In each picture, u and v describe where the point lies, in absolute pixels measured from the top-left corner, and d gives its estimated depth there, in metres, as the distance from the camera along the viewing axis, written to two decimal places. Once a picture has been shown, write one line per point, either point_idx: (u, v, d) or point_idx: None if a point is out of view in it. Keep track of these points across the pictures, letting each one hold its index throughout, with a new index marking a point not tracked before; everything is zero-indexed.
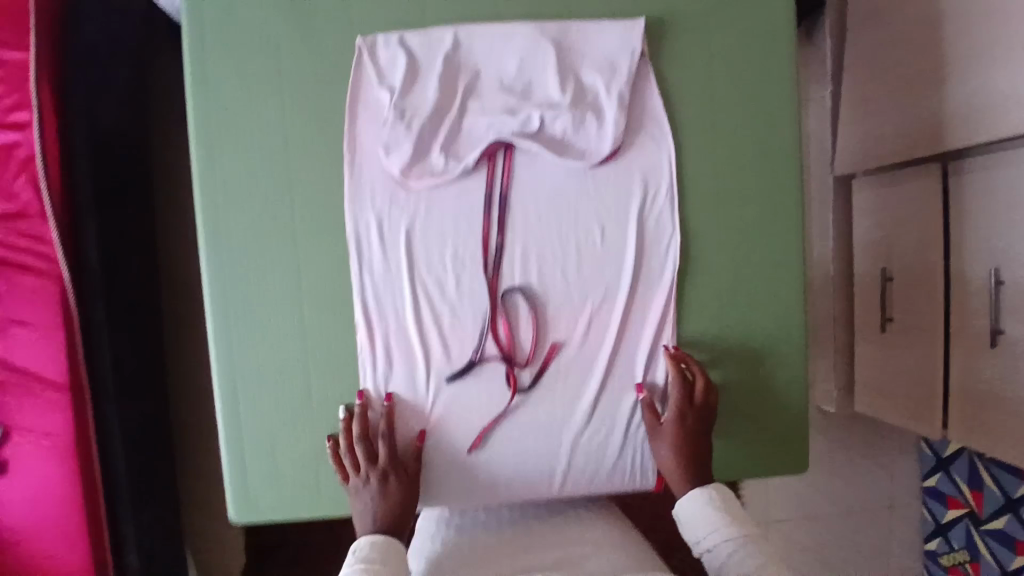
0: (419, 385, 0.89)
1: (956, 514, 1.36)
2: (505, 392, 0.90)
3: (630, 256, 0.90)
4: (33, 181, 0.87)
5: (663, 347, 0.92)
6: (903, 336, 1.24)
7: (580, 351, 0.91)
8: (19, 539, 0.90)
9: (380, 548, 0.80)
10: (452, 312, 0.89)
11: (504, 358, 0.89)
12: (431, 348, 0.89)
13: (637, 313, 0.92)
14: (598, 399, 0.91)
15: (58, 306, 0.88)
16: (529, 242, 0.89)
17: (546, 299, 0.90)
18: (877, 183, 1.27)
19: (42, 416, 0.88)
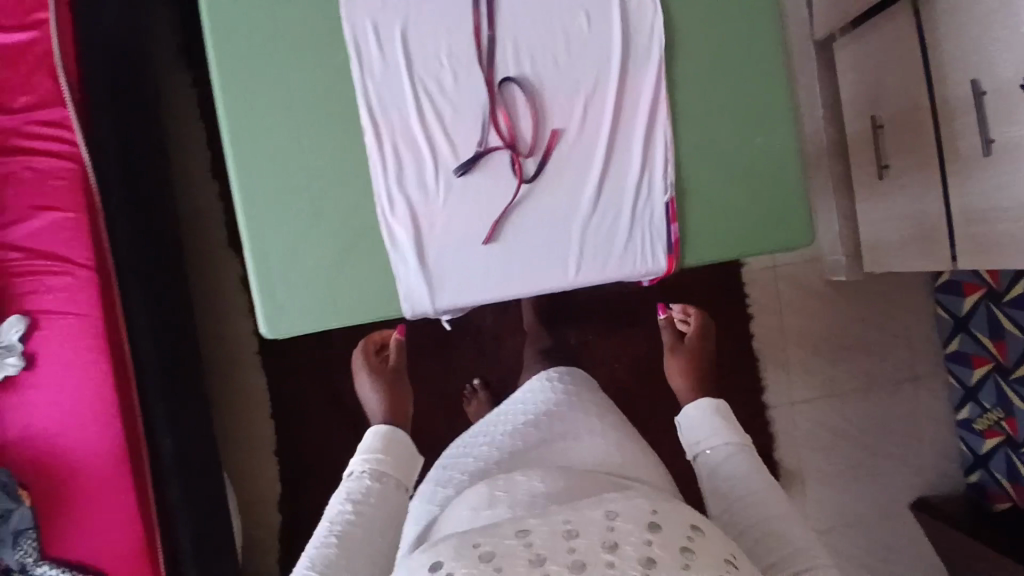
0: (428, 184, 0.80)
1: (984, 371, 1.36)
2: (510, 182, 0.81)
3: (616, 37, 0.82)
4: (51, 73, 0.99)
5: (662, 137, 0.83)
6: (904, 178, 1.22)
7: (581, 136, 0.82)
8: (60, 407, 0.99)
9: (387, 443, 0.77)
10: (454, 108, 0.81)
11: (507, 147, 0.81)
12: (437, 143, 0.81)
13: (635, 97, 0.83)
14: (603, 184, 0.82)
15: (81, 189, 0.99)
16: (519, 23, 0.82)
17: (544, 85, 0.82)
18: (855, 38, 1.28)
19: (73, 291, 0.98)
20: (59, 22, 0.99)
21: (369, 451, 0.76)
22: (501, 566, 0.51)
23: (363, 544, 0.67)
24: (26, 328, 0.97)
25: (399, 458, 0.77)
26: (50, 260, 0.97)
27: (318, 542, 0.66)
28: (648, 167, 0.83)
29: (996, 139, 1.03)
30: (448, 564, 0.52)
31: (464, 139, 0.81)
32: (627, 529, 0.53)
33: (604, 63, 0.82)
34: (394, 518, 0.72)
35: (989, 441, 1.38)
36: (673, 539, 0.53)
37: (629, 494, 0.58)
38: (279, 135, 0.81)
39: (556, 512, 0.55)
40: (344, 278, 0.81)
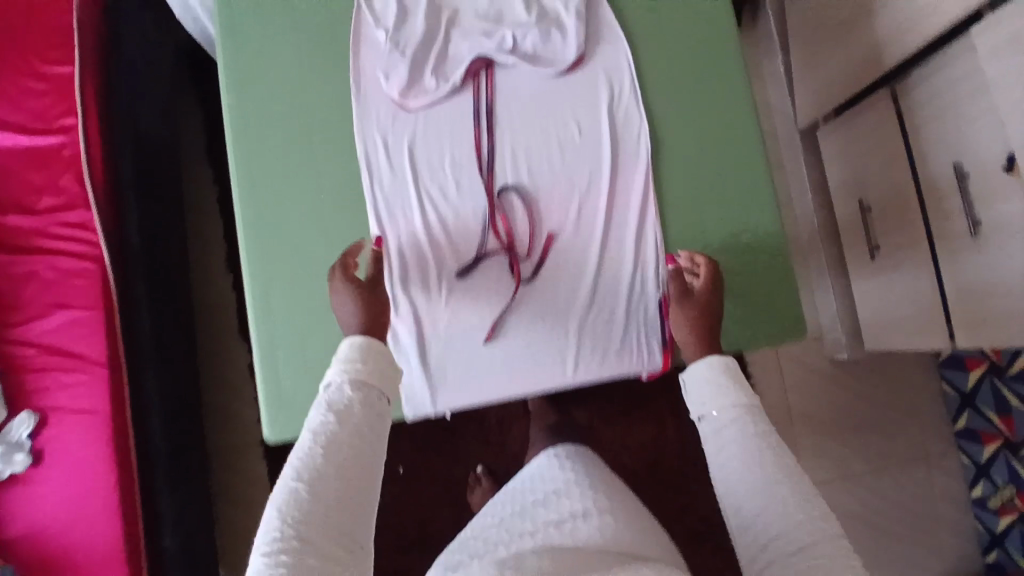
0: (430, 286, 0.82)
1: (994, 449, 1.37)
2: (509, 283, 0.84)
3: (607, 145, 0.87)
4: (79, 176, 1.04)
5: (652, 237, 0.86)
6: (894, 259, 1.24)
7: (576, 237, 0.85)
8: (64, 505, 0.98)
9: (365, 351, 0.65)
10: (454, 212, 0.85)
11: (506, 250, 0.84)
12: (439, 247, 0.84)
13: (626, 200, 0.87)
14: (598, 281, 0.85)
15: (100, 287, 1.01)
16: (516, 133, 0.87)
17: (540, 192, 0.86)
18: (838, 127, 1.33)
19: (86, 389, 1.00)
20: (88, 128, 1.05)
21: (345, 359, 0.64)
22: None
23: (338, 491, 0.58)
24: (35, 425, 0.99)
25: (377, 371, 0.64)
26: (67, 357, 1.00)
27: (297, 450, 0.59)
28: (642, 264, 0.85)
29: (982, 221, 1.05)
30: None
31: (466, 244, 0.84)
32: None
33: (597, 168, 0.87)
34: (375, 433, 0.61)
35: (1004, 519, 1.36)
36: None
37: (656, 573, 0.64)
38: (289, 240, 0.85)
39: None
40: None
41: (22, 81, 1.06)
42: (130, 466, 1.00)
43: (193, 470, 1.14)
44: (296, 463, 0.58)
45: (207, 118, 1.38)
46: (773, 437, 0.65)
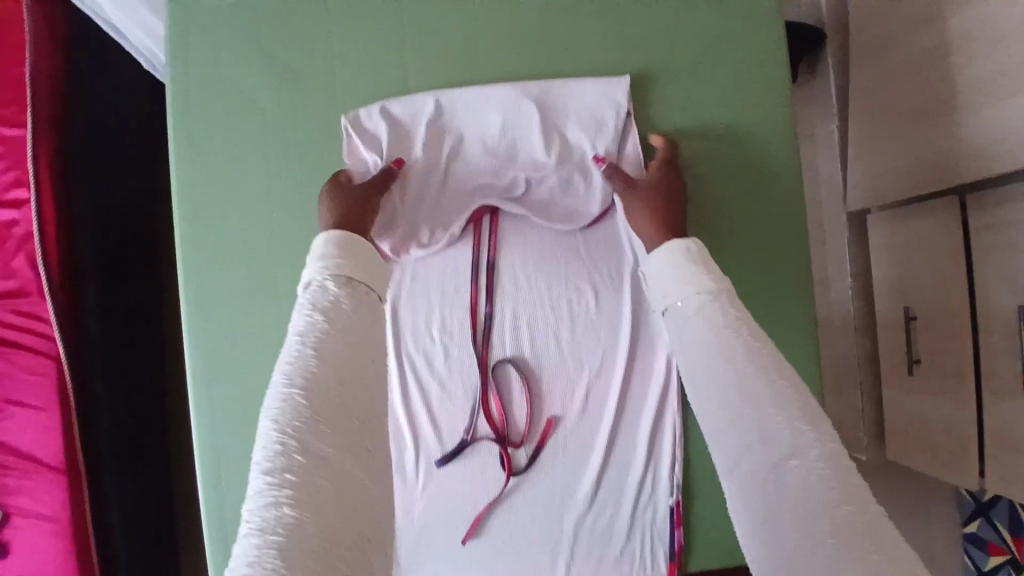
0: (407, 472, 0.78)
1: (999, 562, 1.28)
2: (499, 474, 0.78)
3: (625, 322, 0.77)
4: (31, 258, 0.93)
5: (668, 431, 0.78)
6: (933, 378, 1.11)
7: (578, 428, 0.78)
8: None
9: (343, 246, 0.64)
10: (441, 389, 0.77)
11: (496, 440, 0.77)
12: (420, 427, 0.78)
13: (642, 386, 0.78)
14: (600, 479, 0.78)
15: (56, 386, 0.93)
16: (524, 306, 0.77)
17: (542, 374, 0.77)
18: (892, 219, 1.18)
19: (40, 496, 0.93)
20: (42, 202, 0.93)
21: (323, 256, 0.63)
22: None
23: (334, 392, 0.54)
24: None
25: (357, 265, 0.64)
26: (21, 459, 0.93)
27: (276, 396, 0.54)
28: (654, 461, 0.78)
29: None
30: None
31: (454, 428, 0.77)
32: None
33: (610, 350, 0.77)
34: (361, 301, 0.62)
35: None
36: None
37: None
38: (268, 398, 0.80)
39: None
40: None
41: None
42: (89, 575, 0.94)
43: (157, 557, 1.08)
44: (272, 425, 0.52)
45: None
46: (740, 319, 0.58)
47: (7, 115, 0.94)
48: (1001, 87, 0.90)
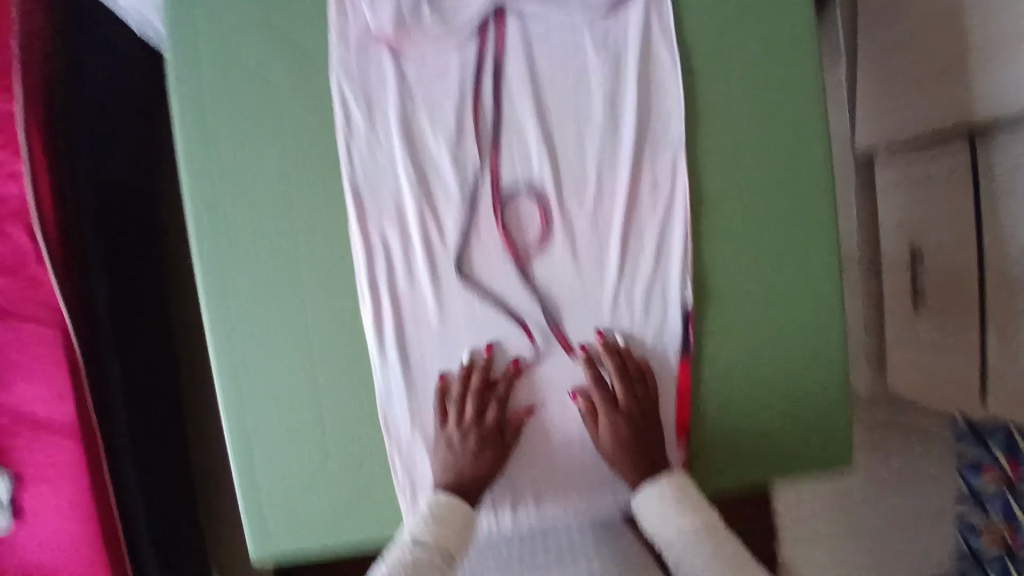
0: (414, 279, 0.72)
1: None
2: (511, 281, 0.72)
3: (632, 122, 0.72)
4: (28, 227, 0.89)
5: (682, 239, 0.73)
6: (936, 319, 1.12)
7: (591, 230, 0.73)
8: None
9: (443, 513, 0.67)
10: (443, 196, 0.72)
11: (504, 241, 0.72)
12: (431, 234, 0.72)
13: (656, 186, 0.73)
14: (618, 291, 0.73)
15: (63, 353, 0.91)
16: (530, 103, 0.72)
17: (555, 180, 0.72)
18: (903, 158, 1.16)
19: (56, 463, 0.93)
20: (33, 166, 0.88)
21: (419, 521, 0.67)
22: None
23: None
24: (13, 484, 0.93)
25: (453, 531, 0.67)
26: (37, 425, 0.93)
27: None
28: (665, 265, 0.74)
29: None
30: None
31: (455, 232, 0.72)
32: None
33: (621, 151, 0.73)
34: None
35: None
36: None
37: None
38: (270, 358, 0.73)
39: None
40: (330, 428, 0.74)
41: None
42: (115, 538, 0.96)
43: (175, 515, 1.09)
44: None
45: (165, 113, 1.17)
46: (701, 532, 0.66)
47: None
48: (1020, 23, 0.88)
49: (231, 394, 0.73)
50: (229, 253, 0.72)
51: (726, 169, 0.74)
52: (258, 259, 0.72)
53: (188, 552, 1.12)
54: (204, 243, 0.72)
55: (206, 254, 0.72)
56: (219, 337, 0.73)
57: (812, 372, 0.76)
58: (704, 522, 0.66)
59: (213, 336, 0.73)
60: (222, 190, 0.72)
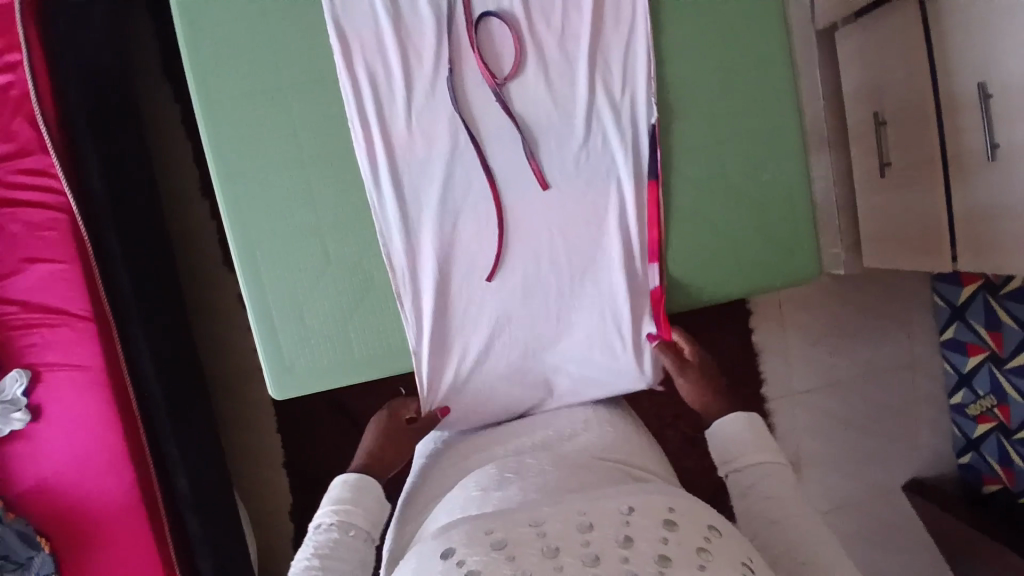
0: (397, 109, 0.77)
1: (978, 360, 1.38)
2: (490, 105, 0.78)
3: None
4: (30, 117, 0.95)
5: (644, 59, 0.79)
6: (903, 175, 1.18)
7: (560, 53, 0.78)
8: (75, 471, 0.99)
9: (355, 489, 0.69)
10: (420, 29, 0.76)
11: (482, 68, 0.77)
12: (413, 65, 0.77)
13: (615, 13, 0.79)
14: (589, 110, 0.79)
15: (72, 238, 0.96)
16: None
17: (524, 8, 0.77)
18: (858, 30, 1.22)
19: (75, 348, 0.97)
20: (34, 62, 0.95)
21: (335, 501, 0.68)
22: (515, 554, 0.48)
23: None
24: (29, 381, 0.96)
25: (366, 511, 0.68)
26: (49, 314, 0.96)
27: (300, 565, 0.62)
28: (629, 84, 0.80)
29: (1001, 144, 1.01)
30: (461, 550, 0.50)
31: (434, 61, 0.76)
32: (644, 526, 0.50)
33: None
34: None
35: (981, 425, 1.41)
36: (689, 538, 0.50)
37: (648, 491, 0.55)
38: (275, 194, 0.78)
39: (572, 502, 0.53)
40: (335, 254, 0.79)
41: None
42: (135, 424, 1.01)
43: (199, 413, 1.11)
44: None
45: (154, 30, 1.21)
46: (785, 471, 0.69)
47: None
48: None
49: (243, 231, 0.78)
50: (227, 92, 0.76)
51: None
52: (255, 95, 0.76)
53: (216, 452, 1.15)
54: (201, 86, 0.76)
55: (204, 92, 0.76)
56: (226, 179, 0.77)
57: (769, 177, 0.84)
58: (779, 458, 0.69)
59: (219, 179, 0.77)
60: (215, 27, 0.75)
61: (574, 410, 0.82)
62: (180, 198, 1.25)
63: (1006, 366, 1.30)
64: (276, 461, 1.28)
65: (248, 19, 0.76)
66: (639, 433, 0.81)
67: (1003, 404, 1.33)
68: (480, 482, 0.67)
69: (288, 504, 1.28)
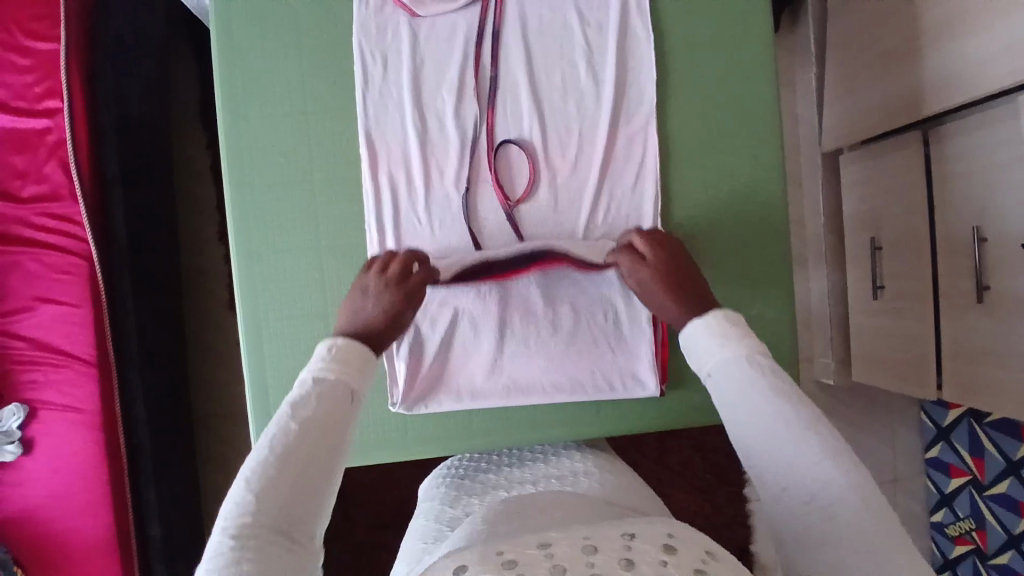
0: (408, 218, 0.82)
1: (960, 482, 1.39)
2: (504, 224, 0.83)
3: (609, 92, 0.83)
4: (62, 162, 1.00)
5: (649, 191, 0.85)
6: (897, 301, 1.22)
7: (568, 181, 0.83)
8: (49, 512, 1.00)
9: (343, 352, 0.59)
10: (444, 150, 0.82)
11: (497, 189, 0.82)
12: (431, 179, 0.82)
13: (627, 151, 0.85)
14: (595, 227, 0.84)
15: (87, 284, 1.00)
16: (523, 67, 0.82)
17: (543, 138, 0.83)
18: (864, 157, 1.28)
19: (74, 390, 1.00)
20: (72, 112, 1.00)
21: (316, 361, 0.58)
22: (524, 571, 0.42)
23: (314, 440, 0.52)
24: (25, 416, 0.99)
25: (357, 369, 0.59)
26: (53, 354, 1.00)
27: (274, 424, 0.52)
28: (637, 218, 0.85)
29: (991, 287, 1.03)
30: (471, 567, 0.44)
31: (454, 178, 0.82)
32: (645, 549, 0.44)
33: (598, 116, 0.83)
34: (341, 440, 0.54)
35: (959, 546, 1.41)
36: (687, 562, 0.44)
37: (647, 518, 0.50)
38: (288, 278, 0.81)
39: (573, 528, 0.48)
40: None
41: (6, 59, 1.00)
42: (119, 470, 1.02)
43: (178, 464, 1.15)
44: (249, 471, 0.50)
45: (195, 86, 1.28)
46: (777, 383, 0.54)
47: (38, 33, 1.00)
48: (966, 30, 1.02)
49: (254, 313, 0.81)
50: (257, 180, 0.81)
51: (691, 136, 0.86)
52: (281, 188, 0.81)
53: (186, 504, 1.16)
54: (234, 175, 0.80)
55: (235, 178, 0.80)
56: (244, 262, 0.81)
57: (757, 309, 0.88)
58: (758, 354, 0.56)
59: (239, 262, 0.81)
60: (252, 120, 0.80)
61: (574, 462, 0.85)
62: (198, 246, 1.29)
63: (986, 492, 1.31)
64: None
65: (283, 116, 0.81)
66: (640, 487, 0.82)
67: (982, 528, 1.34)
68: (483, 514, 0.69)
69: None
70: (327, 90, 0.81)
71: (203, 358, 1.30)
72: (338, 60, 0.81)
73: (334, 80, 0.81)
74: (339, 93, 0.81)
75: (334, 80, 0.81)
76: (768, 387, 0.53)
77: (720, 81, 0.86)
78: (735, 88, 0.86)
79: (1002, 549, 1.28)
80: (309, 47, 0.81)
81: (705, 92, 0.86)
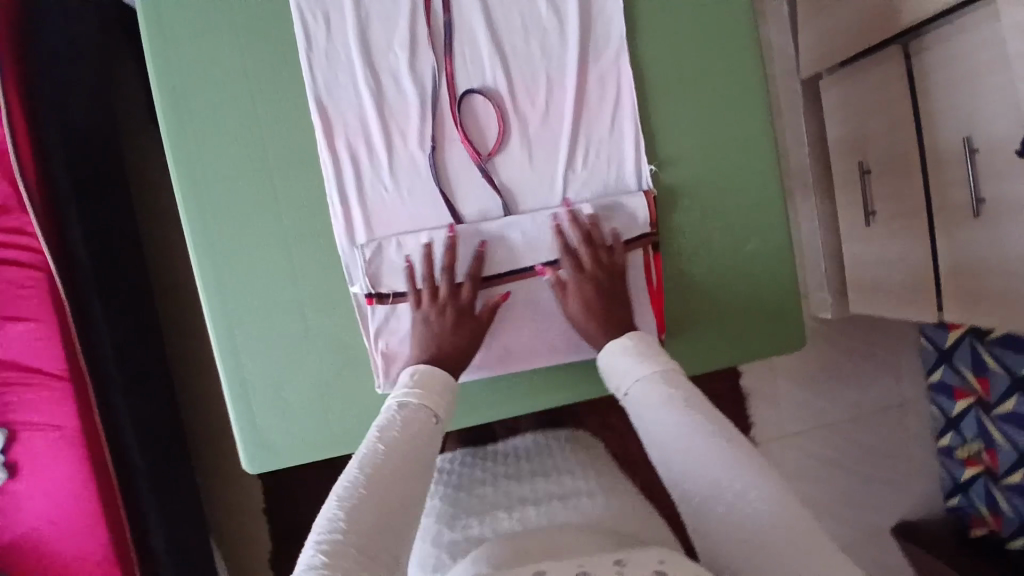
0: (373, 185, 0.77)
1: (966, 404, 1.37)
2: (477, 180, 0.78)
3: (575, 28, 0.78)
4: (6, 172, 0.92)
5: (626, 129, 0.80)
6: (890, 226, 1.19)
7: (540, 127, 0.79)
8: (44, 537, 0.96)
9: (425, 378, 0.69)
10: (404, 108, 0.77)
11: (465, 144, 0.77)
12: (394, 141, 0.77)
13: (600, 90, 0.80)
14: (574, 175, 0.80)
15: (50, 298, 0.94)
16: (479, 11, 0.77)
17: (508, 84, 0.78)
18: (844, 80, 1.24)
19: (52, 409, 0.95)
20: (11, 116, 0.92)
21: (403, 387, 0.67)
22: None
23: (404, 452, 0.60)
24: (5, 441, 0.94)
25: (438, 393, 0.68)
26: (26, 373, 0.94)
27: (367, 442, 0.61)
28: (617, 160, 0.81)
29: (986, 199, 1.00)
30: None
31: (418, 137, 0.77)
32: None
33: (564, 55, 0.78)
34: (426, 453, 0.62)
35: (969, 468, 1.40)
36: None
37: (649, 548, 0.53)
38: (254, 265, 0.76)
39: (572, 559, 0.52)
40: (312, 326, 0.78)
41: None
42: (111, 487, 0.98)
43: (171, 472, 1.11)
44: (343, 486, 0.57)
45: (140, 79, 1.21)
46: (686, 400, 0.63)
47: None
48: None
49: (222, 304, 0.76)
50: (208, 163, 0.75)
51: (665, 69, 0.81)
52: (234, 168, 0.76)
53: (185, 512, 1.12)
54: (181, 161, 0.75)
55: (184, 163, 0.75)
56: (204, 251, 0.76)
57: (752, 245, 0.84)
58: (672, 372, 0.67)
59: (198, 251, 0.76)
60: (195, 98, 0.75)
61: (577, 482, 0.81)
62: (166, 246, 1.24)
63: (994, 412, 1.28)
64: (258, 510, 1.27)
65: (228, 91, 0.75)
66: (640, 504, 0.80)
67: (991, 449, 1.32)
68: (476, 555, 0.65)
69: (269, 557, 1.26)
70: (273, 58, 0.75)
71: (188, 361, 1.25)
72: (281, 24, 0.75)
73: (279, 47, 0.75)
74: (286, 60, 0.75)
75: (279, 47, 0.75)
76: (682, 403, 0.63)
77: (690, 8, 0.81)
78: (707, 14, 0.82)
79: (1014, 466, 1.25)
80: (248, 14, 0.75)
81: (676, 22, 0.81)
